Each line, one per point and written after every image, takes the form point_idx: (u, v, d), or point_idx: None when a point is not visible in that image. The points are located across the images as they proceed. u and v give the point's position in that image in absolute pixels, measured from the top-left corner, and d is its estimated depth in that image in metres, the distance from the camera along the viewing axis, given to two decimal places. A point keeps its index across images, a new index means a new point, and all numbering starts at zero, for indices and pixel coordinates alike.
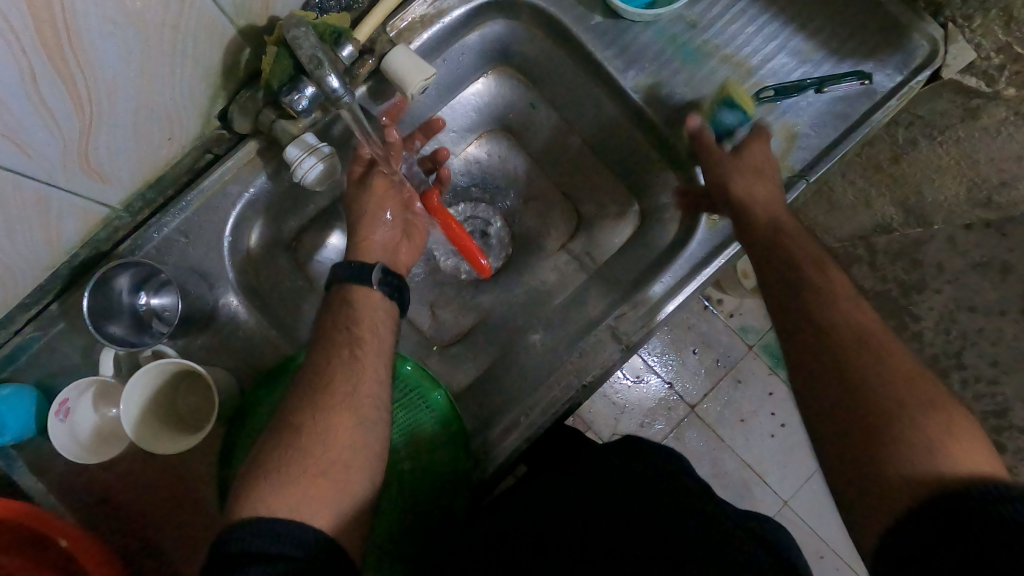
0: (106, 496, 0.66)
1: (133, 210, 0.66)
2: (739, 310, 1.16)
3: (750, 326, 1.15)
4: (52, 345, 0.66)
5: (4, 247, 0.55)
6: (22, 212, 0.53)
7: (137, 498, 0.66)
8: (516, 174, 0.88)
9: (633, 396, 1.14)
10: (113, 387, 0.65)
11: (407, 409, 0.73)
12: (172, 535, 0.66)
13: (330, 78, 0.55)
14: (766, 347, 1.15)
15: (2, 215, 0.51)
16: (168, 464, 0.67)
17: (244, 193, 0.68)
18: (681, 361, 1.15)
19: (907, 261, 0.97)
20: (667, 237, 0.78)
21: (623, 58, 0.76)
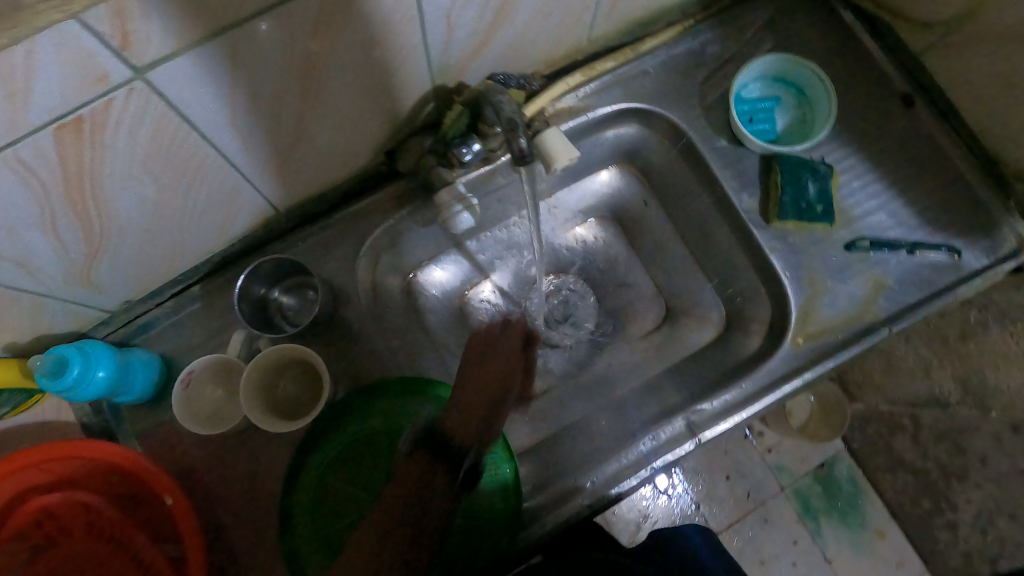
0: (188, 470, 0.70)
1: (290, 216, 0.73)
2: (777, 446, 1.15)
3: (786, 465, 1.15)
4: (180, 321, 0.71)
5: (192, 224, 0.63)
6: (218, 196, 0.61)
7: (215, 474, 0.70)
8: (617, 261, 0.95)
9: (659, 509, 1.14)
10: (228, 370, 0.70)
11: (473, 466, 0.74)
12: (237, 516, 0.70)
13: (522, 140, 0.60)
14: (797, 491, 1.14)
15: (204, 194, 0.59)
16: (250, 454, 0.71)
17: (385, 222, 0.76)
18: (711, 486, 1.14)
19: (951, 445, 1.03)
20: (748, 349, 0.83)
21: (738, 180, 0.83)
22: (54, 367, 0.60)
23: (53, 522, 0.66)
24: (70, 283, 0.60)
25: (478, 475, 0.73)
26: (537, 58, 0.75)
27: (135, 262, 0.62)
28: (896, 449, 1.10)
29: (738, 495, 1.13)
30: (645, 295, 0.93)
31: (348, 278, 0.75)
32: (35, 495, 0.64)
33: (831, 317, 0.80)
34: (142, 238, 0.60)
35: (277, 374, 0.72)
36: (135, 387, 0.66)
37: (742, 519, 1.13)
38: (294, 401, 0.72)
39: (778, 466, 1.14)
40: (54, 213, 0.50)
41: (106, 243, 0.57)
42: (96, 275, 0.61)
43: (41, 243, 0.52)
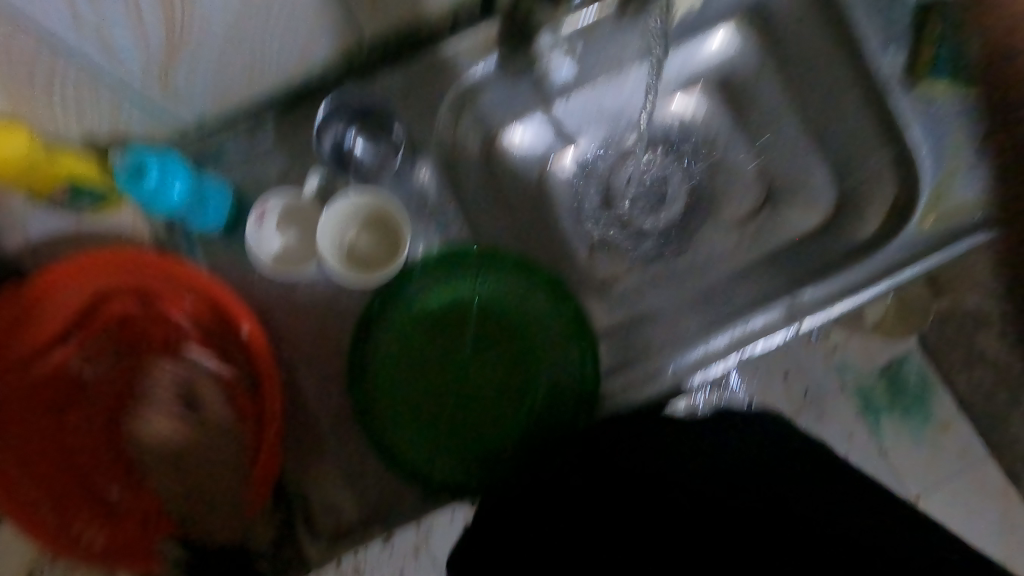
0: (265, 318, 0.68)
1: (371, 50, 0.66)
2: (842, 344, 1.06)
3: (850, 363, 1.07)
4: (249, 163, 0.66)
5: (276, 38, 0.57)
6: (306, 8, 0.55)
7: (291, 322, 0.68)
8: (716, 140, 0.83)
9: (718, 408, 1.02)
10: (302, 213, 0.66)
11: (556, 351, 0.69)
12: (314, 366, 0.69)
13: None
14: (859, 388, 1.07)
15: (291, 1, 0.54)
16: (323, 308, 0.69)
17: (473, 68, 0.68)
18: (767, 382, 1.05)
19: None
20: (865, 232, 0.74)
21: (885, 33, 0.71)
22: (129, 170, 0.57)
23: (132, 330, 0.66)
24: (149, 82, 0.55)
25: (556, 355, 0.69)
26: None
27: (215, 72, 0.58)
28: (978, 343, 1.06)
29: (794, 390, 1.05)
30: (744, 175, 0.83)
31: (429, 133, 0.69)
32: (115, 301, 0.64)
33: (967, 195, 0.70)
34: (224, 47, 0.55)
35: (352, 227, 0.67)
36: (207, 216, 0.62)
37: (797, 411, 1.05)
38: (363, 259, 0.68)
39: (841, 366, 1.06)
40: None
41: (187, 41, 0.52)
42: (174, 79, 0.56)
43: (123, 19, 0.48)
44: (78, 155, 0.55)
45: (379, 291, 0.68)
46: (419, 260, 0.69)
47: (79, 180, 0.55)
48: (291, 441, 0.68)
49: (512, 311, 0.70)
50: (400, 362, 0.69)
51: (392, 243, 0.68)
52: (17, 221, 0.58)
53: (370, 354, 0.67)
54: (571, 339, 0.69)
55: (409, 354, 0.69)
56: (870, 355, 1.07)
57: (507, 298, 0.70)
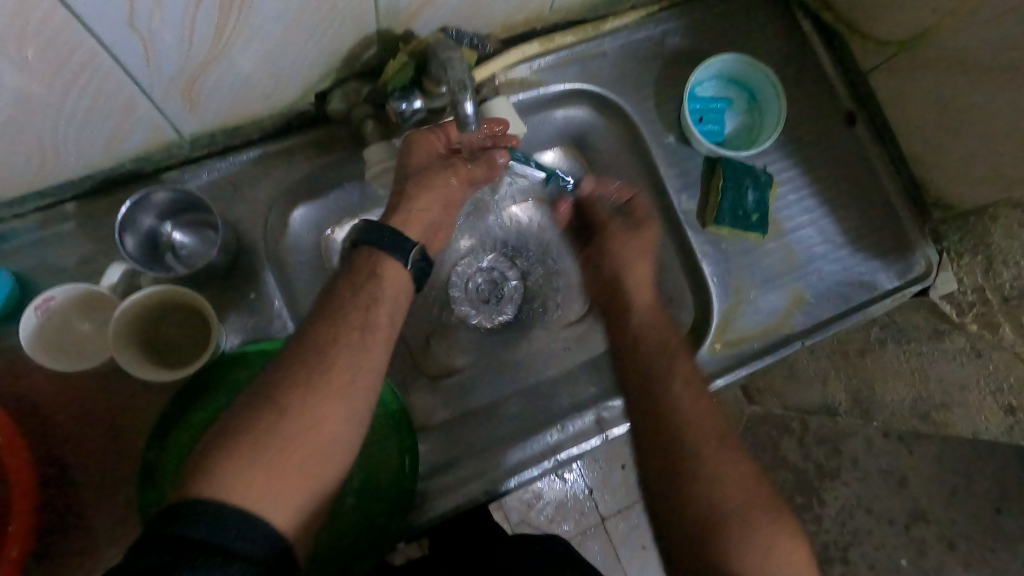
0: (40, 413, 0.62)
1: (195, 145, 0.65)
2: None
3: None
4: (44, 246, 0.62)
5: (68, 135, 0.53)
6: (107, 108, 0.52)
7: (70, 417, 0.63)
8: (549, 245, 0.89)
9: (554, 496, 1.10)
10: (97, 303, 0.62)
11: (373, 451, 0.70)
12: (86, 466, 0.62)
13: (466, 103, 0.58)
14: None
15: (89, 103, 0.51)
16: (117, 404, 0.63)
17: (306, 168, 0.69)
18: (605, 475, 1.11)
19: (830, 448, 1.04)
20: None
21: (681, 179, 0.81)
22: None
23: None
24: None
25: (377, 452, 0.70)
26: (497, 18, 0.71)
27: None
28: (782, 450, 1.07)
29: (629, 484, 1.11)
30: (574, 283, 0.88)
31: (257, 223, 0.68)
32: None
33: (749, 327, 0.80)
34: (4, 140, 0.50)
35: (172, 321, 0.64)
36: None
37: (631, 506, 1.11)
38: (181, 353, 0.64)
39: None
40: None
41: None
42: None
43: None
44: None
45: (191, 390, 0.63)
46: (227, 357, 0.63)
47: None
48: (37, 552, 0.61)
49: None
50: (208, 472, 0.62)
51: (200, 329, 0.65)
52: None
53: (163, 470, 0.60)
54: (400, 456, 0.68)
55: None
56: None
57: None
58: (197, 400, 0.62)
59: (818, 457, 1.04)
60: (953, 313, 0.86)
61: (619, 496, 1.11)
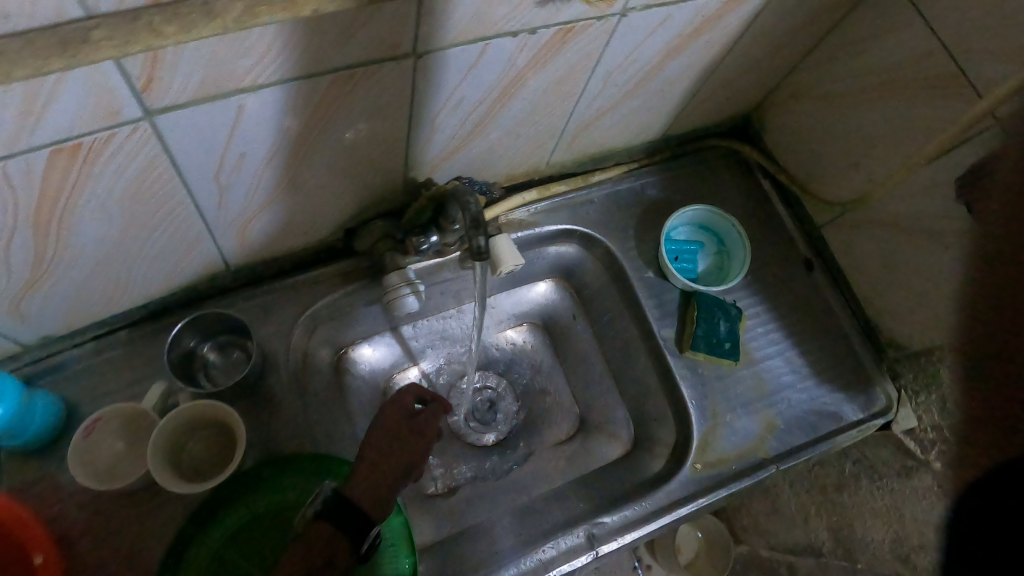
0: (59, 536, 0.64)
1: (237, 274, 0.74)
2: None
3: None
4: (94, 368, 0.69)
5: (138, 269, 0.63)
6: (176, 244, 0.63)
7: (89, 535, 0.64)
8: (540, 368, 0.99)
9: None
10: (134, 423, 0.68)
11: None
12: None
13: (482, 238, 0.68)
14: None
15: (164, 241, 0.61)
16: (135, 522, 0.66)
17: (331, 294, 0.78)
18: None
19: None
20: (652, 470, 0.87)
21: (660, 309, 0.91)
22: None
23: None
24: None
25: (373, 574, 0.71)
26: (500, 171, 0.84)
27: (71, 297, 0.61)
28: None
29: None
30: (562, 406, 0.97)
31: (280, 344, 0.75)
32: None
33: (727, 448, 0.86)
34: (88, 274, 0.59)
35: (197, 436, 0.70)
36: (31, 429, 0.62)
37: None
38: (202, 468, 0.69)
39: None
40: (15, 234, 0.49)
41: (51, 273, 0.56)
42: (27, 305, 0.59)
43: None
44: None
45: (218, 499, 0.67)
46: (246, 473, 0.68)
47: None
48: None
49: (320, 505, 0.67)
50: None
51: (223, 448, 0.70)
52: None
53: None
54: (399, 556, 0.70)
55: (226, 571, 0.65)
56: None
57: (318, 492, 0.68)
58: (215, 514, 0.66)
59: None
60: (917, 450, 0.89)
61: None
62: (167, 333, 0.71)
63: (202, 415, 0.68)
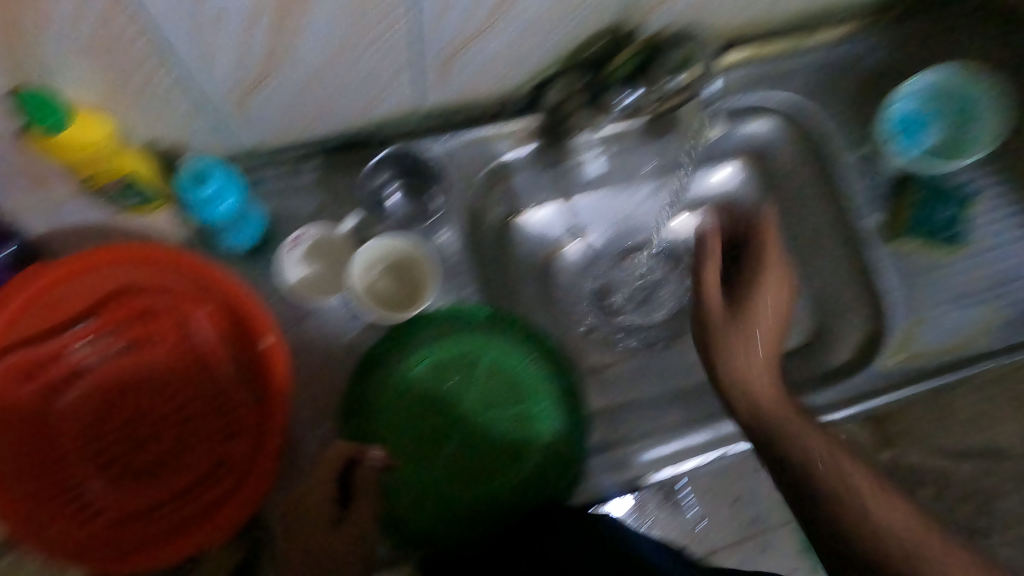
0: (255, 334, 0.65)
1: (424, 120, 0.73)
2: None
3: None
4: (290, 197, 0.72)
5: (348, 91, 0.63)
6: (381, 69, 0.61)
7: (292, 348, 0.71)
8: None
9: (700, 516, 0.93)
10: (328, 247, 0.71)
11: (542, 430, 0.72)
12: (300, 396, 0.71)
13: None
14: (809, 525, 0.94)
15: (373, 64, 0.60)
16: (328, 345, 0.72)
17: (509, 153, 0.75)
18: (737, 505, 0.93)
19: None
20: (840, 360, 0.79)
21: (871, 190, 0.81)
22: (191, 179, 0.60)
23: (142, 330, 0.66)
24: (224, 100, 0.59)
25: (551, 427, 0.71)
26: (718, 21, 0.73)
27: (286, 107, 0.63)
28: None
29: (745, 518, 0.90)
30: None
31: (457, 200, 0.75)
32: (133, 296, 0.65)
33: (933, 341, 0.77)
34: (305, 85, 0.60)
35: (382, 276, 0.72)
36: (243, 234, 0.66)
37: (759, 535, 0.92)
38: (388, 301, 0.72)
39: None
40: (255, 27, 0.50)
41: (276, 76, 0.57)
42: (249, 107, 0.61)
43: (231, 55, 0.53)
44: (139, 155, 0.59)
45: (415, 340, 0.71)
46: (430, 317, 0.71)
47: (134, 178, 0.59)
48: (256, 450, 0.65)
49: (522, 378, 0.71)
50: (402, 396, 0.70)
51: (407, 288, 0.73)
52: (45, 210, 0.62)
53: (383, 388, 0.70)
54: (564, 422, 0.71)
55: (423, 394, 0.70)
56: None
57: (521, 367, 0.72)
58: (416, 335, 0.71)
59: None
60: None
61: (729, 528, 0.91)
62: (360, 168, 0.72)
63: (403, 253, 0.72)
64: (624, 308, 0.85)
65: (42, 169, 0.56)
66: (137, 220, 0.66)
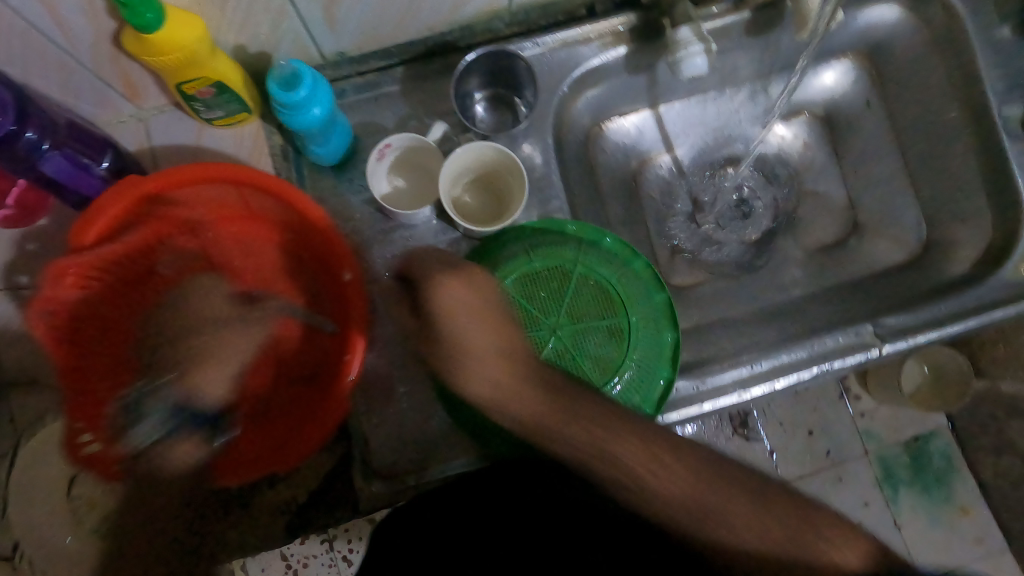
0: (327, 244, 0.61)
1: (511, 20, 0.69)
2: (873, 413, 0.90)
3: (877, 433, 0.90)
4: (376, 106, 0.70)
5: None
6: None
7: (381, 262, 0.71)
8: (809, 167, 0.83)
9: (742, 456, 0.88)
10: (412, 159, 0.70)
11: (639, 349, 0.67)
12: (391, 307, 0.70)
13: None
14: (882, 459, 0.89)
15: None
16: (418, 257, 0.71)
17: (598, 57, 0.70)
18: (790, 438, 0.89)
19: None
20: (954, 272, 0.74)
21: (1006, 82, 0.71)
22: (286, 80, 0.57)
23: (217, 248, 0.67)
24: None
25: (649, 340, 0.67)
26: None
27: (376, 3, 0.59)
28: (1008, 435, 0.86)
29: (816, 451, 0.88)
30: (835, 206, 0.82)
31: (549, 105, 0.71)
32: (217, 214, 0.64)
33: None
34: None
35: (470, 188, 0.71)
36: (329, 143, 0.64)
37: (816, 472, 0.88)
38: (469, 214, 0.71)
39: (867, 433, 0.90)
40: None
41: None
42: (337, 10, 0.58)
43: None
44: (229, 60, 0.58)
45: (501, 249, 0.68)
46: (519, 229, 0.68)
47: (225, 85, 0.58)
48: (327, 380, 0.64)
49: (615, 286, 0.68)
50: (497, 314, 0.67)
51: (489, 201, 0.72)
52: (145, 123, 0.64)
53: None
54: (662, 330, 0.68)
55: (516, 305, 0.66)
56: (899, 426, 0.90)
57: (612, 274, 0.68)
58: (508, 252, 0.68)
59: None
60: None
61: (800, 460, 0.89)
62: (449, 74, 0.70)
63: (492, 165, 0.69)
64: (713, 223, 0.82)
65: (132, 74, 0.58)
66: (223, 129, 0.65)
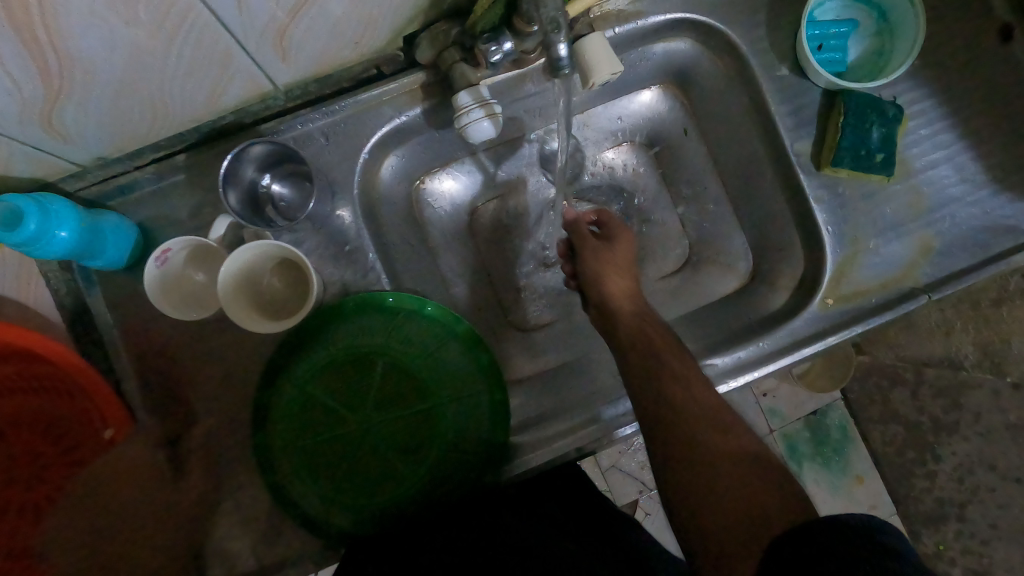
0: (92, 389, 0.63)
1: (290, 95, 0.66)
2: (775, 391, 1.06)
3: (780, 410, 1.06)
4: (167, 198, 0.68)
5: (173, 88, 0.55)
6: (206, 60, 0.53)
7: (192, 358, 0.69)
8: (643, 193, 0.86)
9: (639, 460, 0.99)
10: (205, 254, 0.67)
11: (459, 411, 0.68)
12: (207, 402, 0.68)
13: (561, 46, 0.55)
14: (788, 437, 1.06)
15: (185, 58, 0.51)
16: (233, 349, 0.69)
17: (396, 117, 0.69)
18: None
19: (948, 400, 1.06)
20: (774, 304, 0.75)
21: (795, 117, 0.74)
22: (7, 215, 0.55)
23: None
24: (21, 124, 0.52)
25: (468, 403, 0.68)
26: None
27: (105, 113, 0.55)
28: (892, 402, 1.07)
29: None
30: (671, 233, 0.84)
31: (351, 173, 0.69)
32: None
33: (867, 278, 0.73)
34: (115, 90, 0.52)
35: (277, 272, 0.69)
36: (104, 253, 0.62)
37: None
38: (278, 303, 0.69)
39: (772, 410, 1.06)
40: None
41: (69, 86, 0.49)
42: (59, 121, 0.53)
43: None
44: None
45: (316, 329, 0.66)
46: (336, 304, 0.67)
47: None
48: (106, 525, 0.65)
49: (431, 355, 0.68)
50: (310, 409, 0.68)
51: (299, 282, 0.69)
52: None
53: (290, 396, 0.67)
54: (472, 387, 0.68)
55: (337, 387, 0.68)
56: (800, 404, 1.07)
57: (429, 342, 0.69)
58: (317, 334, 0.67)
59: (934, 410, 1.06)
60: None
61: None
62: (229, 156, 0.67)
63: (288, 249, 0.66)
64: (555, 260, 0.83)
65: None
66: None
